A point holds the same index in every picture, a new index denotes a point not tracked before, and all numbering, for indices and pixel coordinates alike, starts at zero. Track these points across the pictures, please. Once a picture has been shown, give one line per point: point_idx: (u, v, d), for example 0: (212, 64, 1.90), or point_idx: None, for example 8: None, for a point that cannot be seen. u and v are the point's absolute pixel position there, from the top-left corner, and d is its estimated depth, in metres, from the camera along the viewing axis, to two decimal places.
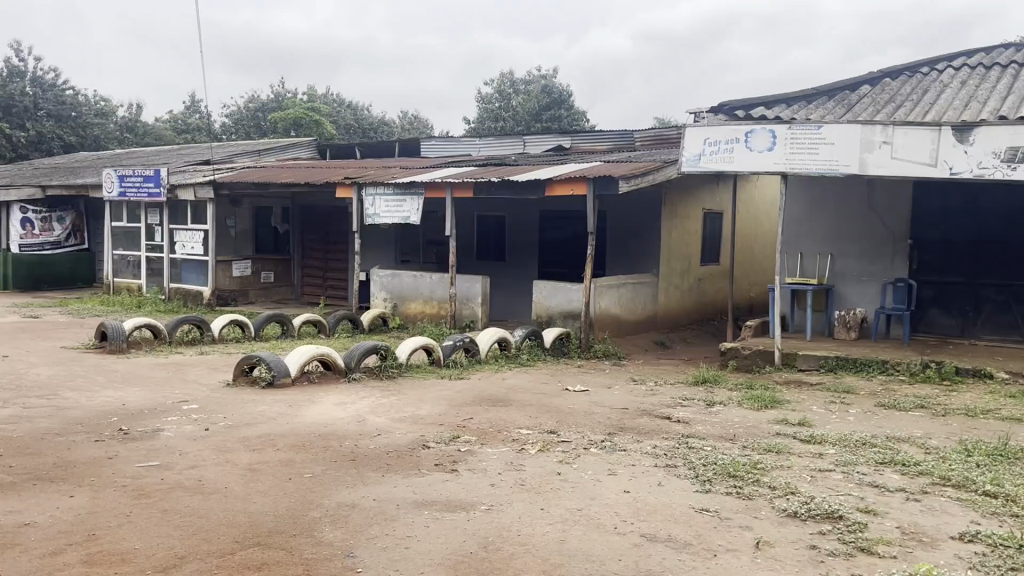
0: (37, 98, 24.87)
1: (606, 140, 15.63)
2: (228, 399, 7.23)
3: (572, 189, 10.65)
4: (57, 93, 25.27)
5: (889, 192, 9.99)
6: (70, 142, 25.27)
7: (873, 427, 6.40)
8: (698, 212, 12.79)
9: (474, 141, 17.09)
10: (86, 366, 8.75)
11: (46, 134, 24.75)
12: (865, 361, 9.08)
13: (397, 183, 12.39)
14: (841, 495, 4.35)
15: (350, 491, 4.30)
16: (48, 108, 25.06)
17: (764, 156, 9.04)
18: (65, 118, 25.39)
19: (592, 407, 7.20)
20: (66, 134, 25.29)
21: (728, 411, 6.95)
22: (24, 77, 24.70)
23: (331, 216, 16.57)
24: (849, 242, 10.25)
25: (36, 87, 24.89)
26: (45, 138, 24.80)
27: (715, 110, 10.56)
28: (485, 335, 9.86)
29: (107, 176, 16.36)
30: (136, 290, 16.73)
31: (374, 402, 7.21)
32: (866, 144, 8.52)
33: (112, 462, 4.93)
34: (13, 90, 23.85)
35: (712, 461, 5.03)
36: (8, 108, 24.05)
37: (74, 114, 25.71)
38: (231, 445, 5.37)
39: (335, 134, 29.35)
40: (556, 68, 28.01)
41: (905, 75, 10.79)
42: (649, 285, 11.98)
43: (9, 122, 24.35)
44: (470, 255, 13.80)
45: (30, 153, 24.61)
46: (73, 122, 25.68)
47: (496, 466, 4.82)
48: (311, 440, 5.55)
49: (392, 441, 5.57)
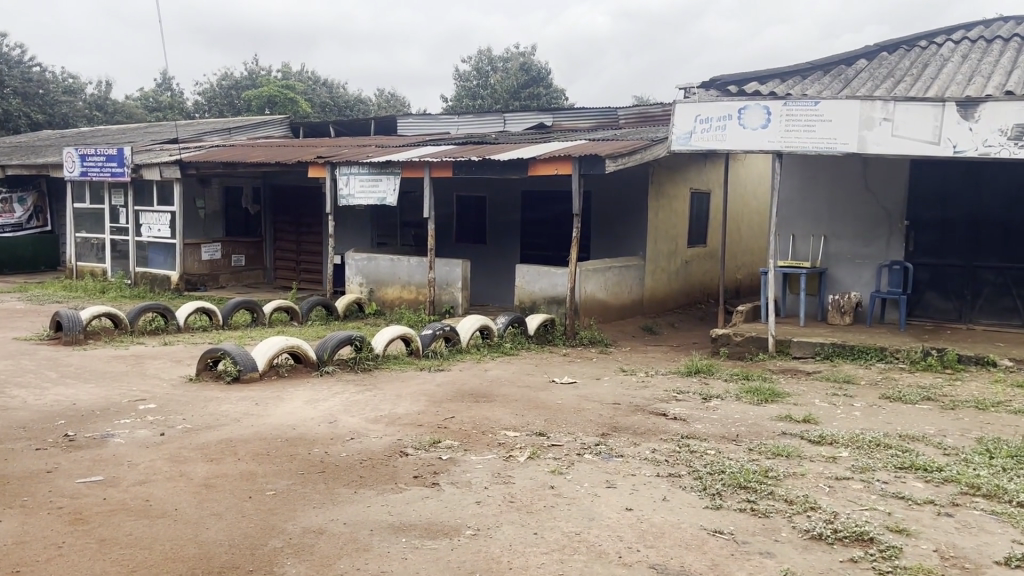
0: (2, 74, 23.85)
1: (590, 117, 15.11)
2: (188, 397, 6.68)
3: (557, 169, 10.13)
4: (23, 70, 24.30)
5: (885, 170, 9.58)
6: (37, 119, 24.39)
7: (882, 424, 5.99)
8: (685, 192, 12.34)
9: (452, 119, 16.55)
10: (39, 359, 8.17)
11: (12, 112, 23.86)
12: (863, 348, 8.70)
13: (373, 162, 11.80)
14: (867, 511, 3.92)
15: (319, 512, 3.80)
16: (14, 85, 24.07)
17: (758, 134, 8.56)
18: (32, 95, 24.42)
19: (582, 402, 6.73)
20: (32, 112, 24.39)
21: (726, 407, 6.52)
22: None
23: (304, 196, 15.95)
24: (843, 223, 9.84)
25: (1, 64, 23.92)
26: (11, 116, 23.92)
27: (706, 85, 10.08)
28: (467, 323, 9.37)
29: (68, 155, 15.64)
30: (100, 275, 16.06)
31: (348, 399, 6.71)
32: (866, 121, 8.06)
33: (50, 478, 4.39)
34: None
35: (719, 468, 4.58)
36: None
37: (41, 91, 24.79)
38: (187, 454, 4.84)
39: (311, 112, 28.59)
40: (534, 47, 27.33)
41: (903, 49, 10.35)
42: (635, 269, 11.52)
43: None
44: (448, 237, 13.27)
45: None
46: (41, 99, 24.77)
47: (480, 478, 4.33)
48: (277, 447, 5.04)
49: (367, 448, 5.08)
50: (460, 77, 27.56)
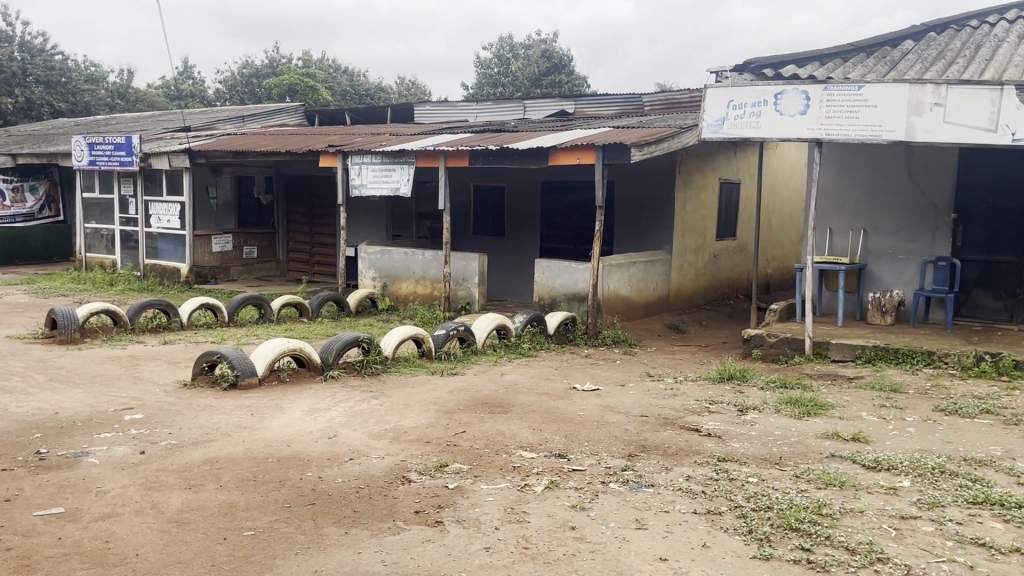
0: (25, 63, 23.59)
1: (613, 104, 14.49)
2: (179, 406, 6.17)
3: (578, 158, 9.53)
4: (46, 59, 24.03)
5: (932, 159, 8.88)
6: (60, 108, 24.06)
7: (941, 444, 5.38)
8: (715, 182, 11.69)
9: (471, 106, 15.96)
10: (30, 360, 7.70)
11: (35, 100, 23.52)
12: (908, 351, 8.06)
13: (387, 151, 11.27)
14: (944, 564, 3.34)
15: (302, 561, 3.26)
16: (36, 74, 23.75)
17: (797, 121, 7.92)
18: (54, 83, 24.11)
19: (605, 415, 6.17)
20: (56, 100, 24.07)
21: (765, 421, 5.93)
22: (11, 42, 23.56)
23: (318, 185, 15.45)
24: (885, 216, 9.17)
25: (24, 52, 23.72)
26: (34, 105, 23.59)
27: (739, 69, 9.42)
28: (484, 322, 8.83)
29: (76, 143, 15.22)
30: (109, 267, 15.68)
31: (351, 409, 6.19)
32: (914, 106, 7.36)
33: (4, 510, 3.87)
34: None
35: (766, 502, 3.99)
36: None
37: (63, 79, 24.45)
38: (165, 479, 4.32)
39: (331, 100, 28.10)
40: (557, 33, 26.66)
41: (952, 29, 9.62)
42: (661, 263, 10.89)
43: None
44: (465, 229, 12.72)
45: (18, 120, 23.45)
46: (63, 88, 24.45)
47: (491, 516, 3.77)
48: (266, 471, 4.52)
49: (365, 471, 4.54)
50: (481, 65, 27.00)
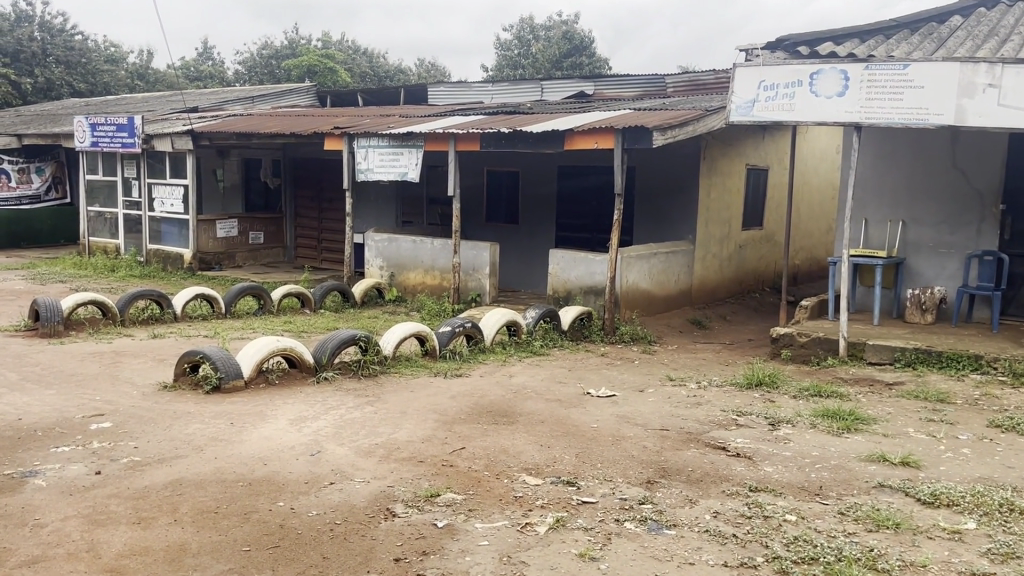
0: (45, 43, 23.02)
1: (635, 86, 13.79)
2: (154, 413, 5.63)
3: (596, 142, 8.86)
4: (66, 39, 23.50)
5: (979, 145, 8.14)
6: (80, 88, 23.57)
7: (1002, 470, 4.74)
8: (741, 168, 10.99)
9: (486, 87, 15.29)
10: (6, 356, 7.19)
11: (55, 81, 23.00)
12: (953, 354, 7.37)
13: (393, 134, 10.66)
14: None
15: None
16: (56, 54, 23.17)
17: (834, 103, 7.22)
18: (74, 64, 23.58)
19: (621, 427, 5.57)
20: (75, 81, 23.57)
21: (801, 438, 5.31)
22: (31, 22, 23.00)
23: (326, 169, 14.86)
24: (926, 207, 8.46)
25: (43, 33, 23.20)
26: (54, 86, 23.06)
27: (771, 47, 8.73)
28: (494, 317, 8.22)
29: (78, 124, 14.68)
30: (112, 252, 15.20)
31: (341, 418, 5.62)
32: (965, 88, 6.61)
33: None
34: (20, 35, 22.15)
35: (810, 553, 3.38)
36: (14, 53, 22.35)
37: (83, 60, 23.91)
38: (114, 509, 3.78)
39: (350, 82, 27.46)
40: (579, 15, 25.84)
41: (1003, 5, 8.86)
42: (682, 254, 10.24)
43: (16, 68, 22.53)
44: (477, 216, 12.11)
45: (36, 101, 22.91)
46: (83, 68, 23.95)
47: (483, 568, 3.20)
48: (233, 499, 3.95)
49: (346, 500, 3.97)
50: (501, 47, 26.27)
